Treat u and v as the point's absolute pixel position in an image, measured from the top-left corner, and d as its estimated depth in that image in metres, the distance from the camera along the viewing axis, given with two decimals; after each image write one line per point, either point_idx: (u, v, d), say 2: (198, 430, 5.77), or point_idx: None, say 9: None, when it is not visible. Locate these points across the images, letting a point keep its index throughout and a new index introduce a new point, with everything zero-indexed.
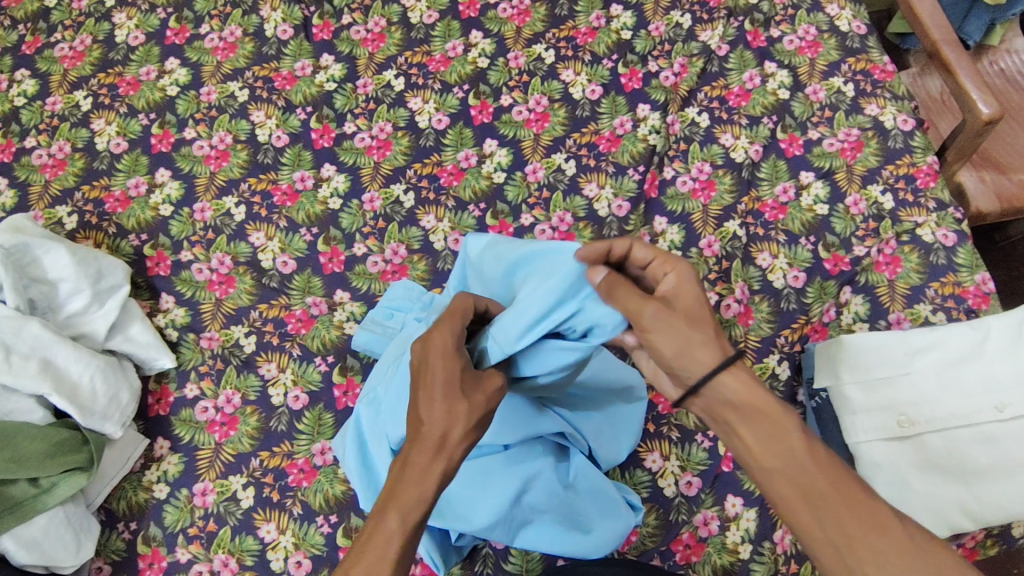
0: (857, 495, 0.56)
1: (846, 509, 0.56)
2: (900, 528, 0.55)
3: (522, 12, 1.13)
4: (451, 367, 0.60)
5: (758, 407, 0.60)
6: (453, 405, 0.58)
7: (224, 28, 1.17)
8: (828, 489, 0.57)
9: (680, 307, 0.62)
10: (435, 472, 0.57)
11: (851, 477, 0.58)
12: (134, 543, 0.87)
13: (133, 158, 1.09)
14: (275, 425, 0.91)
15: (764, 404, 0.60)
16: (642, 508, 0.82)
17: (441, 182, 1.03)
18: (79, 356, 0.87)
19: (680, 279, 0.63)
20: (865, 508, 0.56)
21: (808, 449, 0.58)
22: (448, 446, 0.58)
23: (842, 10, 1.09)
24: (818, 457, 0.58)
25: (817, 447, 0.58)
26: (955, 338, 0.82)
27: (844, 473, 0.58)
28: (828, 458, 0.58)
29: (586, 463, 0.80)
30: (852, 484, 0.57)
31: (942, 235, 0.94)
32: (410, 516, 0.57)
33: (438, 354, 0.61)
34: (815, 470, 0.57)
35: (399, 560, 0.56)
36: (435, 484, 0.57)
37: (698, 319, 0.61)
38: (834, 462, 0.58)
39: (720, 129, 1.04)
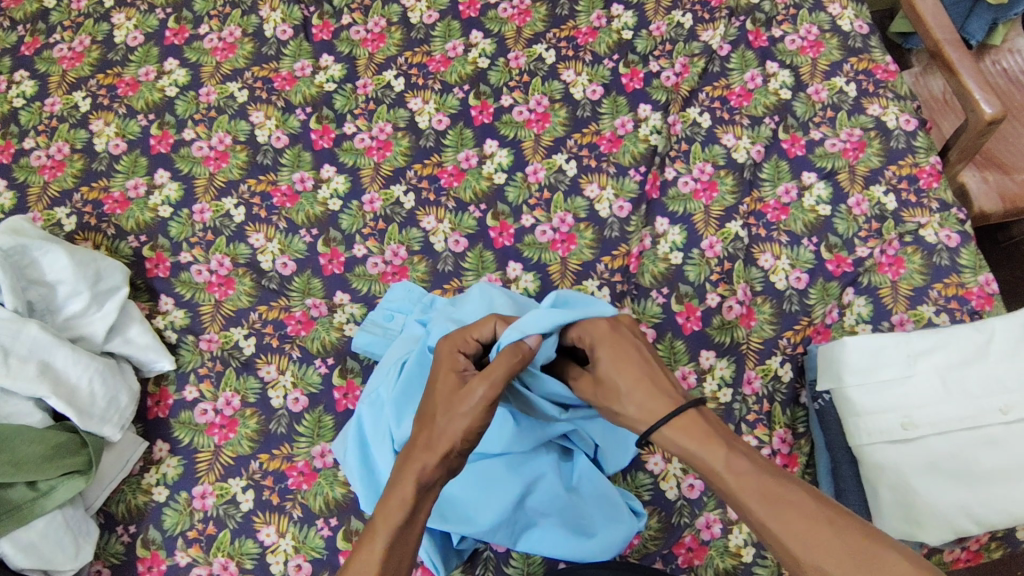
0: (793, 515, 0.53)
1: (784, 534, 0.53)
2: (837, 537, 0.51)
3: (523, 12, 1.13)
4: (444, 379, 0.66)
5: (686, 451, 0.60)
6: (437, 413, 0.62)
7: (224, 28, 1.16)
8: (764, 516, 0.54)
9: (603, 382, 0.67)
10: (413, 471, 0.59)
11: (781, 495, 0.54)
12: (133, 546, 0.87)
13: (132, 160, 1.08)
14: (275, 427, 0.90)
15: (690, 442, 0.60)
16: (645, 514, 0.81)
17: (442, 182, 1.03)
18: (78, 358, 0.87)
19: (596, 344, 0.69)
20: (803, 525, 0.52)
21: (737, 478, 0.56)
22: (431, 450, 0.60)
23: (845, 9, 1.09)
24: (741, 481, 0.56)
25: (744, 472, 0.56)
26: (959, 340, 0.82)
27: (773, 492, 0.55)
28: (760, 479, 0.56)
29: (588, 466, 0.80)
30: (786, 502, 0.54)
31: (945, 236, 0.93)
32: (392, 517, 0.57)
33: (437, 369, 0.68)
34: (749, 498, 0.55)
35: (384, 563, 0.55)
36: (412, 485, 0.58)
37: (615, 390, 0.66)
38: (766, 484, 0.55)
39: (722, 129, 1.03)
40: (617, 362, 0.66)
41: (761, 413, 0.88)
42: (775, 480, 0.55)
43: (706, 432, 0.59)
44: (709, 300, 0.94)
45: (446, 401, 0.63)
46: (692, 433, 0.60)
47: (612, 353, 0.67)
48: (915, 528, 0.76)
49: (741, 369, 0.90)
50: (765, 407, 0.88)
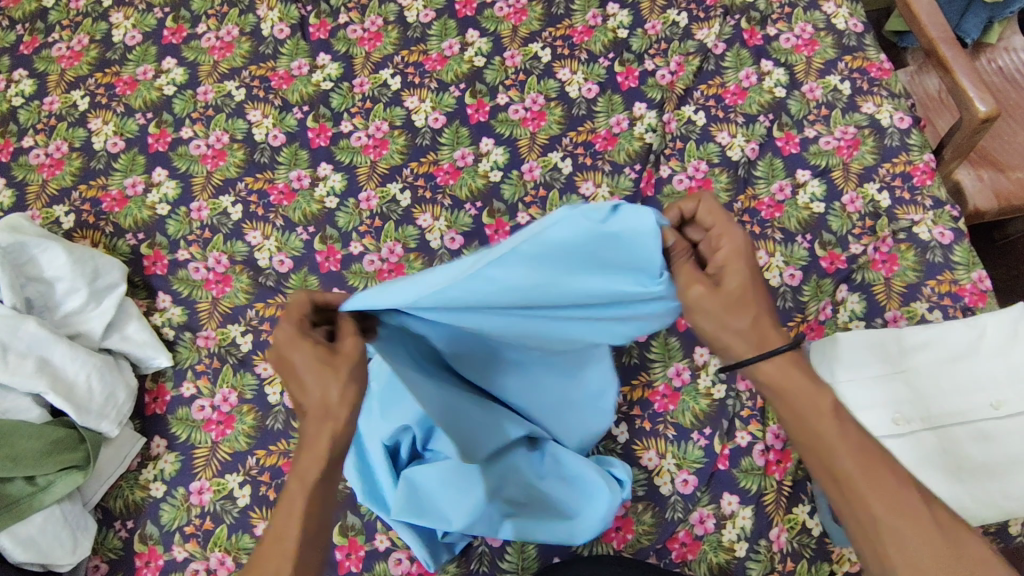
0: (889, 479, 0.53)
1: (874, 491, 0.53)
2: (927, 510, 0.52)
3: (519, 11, 1.13)
4: (299, 345, 0.56)
5: (791, 385, 0.57)
6: (320, 375, 0.54)
7: (221, 27, 1.17)
8: (855, 470, 0.54)
9: (730, 287, 0.57)
10: (323, 439, 0.53)
11: (882, 459, 0.54)
12: (131, 542, 0.88)
13: (130, 158, 1.09)
14: (272, 424, 0.91)
15: (799, 383, 0.57)
16: (628, 483, 0.81)
17: (438, 180, 1.03)
18: (76, 354, 0.87)
19: (733, 253, 0.57)
20: (895, 490, 0.53)
21: (840, 431, 0.55)
22: (332, 411, 0.54)
23: (839, 7, 1.09)
24: (846, 435, 0.55)
25: (850, 427, 0.56)
26: (951, 335, 0.82)
27: (875, 453, 0.54)
28: (860, 438, 0.55)
29: (555, 450, 0.79)
30: (885, 467, 0.54)
31: (939, 233, 0.94)
32: (307, 486, 0.54)
33: (277, 348, 0.57)
34: (847, 450, 0.54)
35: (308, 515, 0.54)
36: (328, 443, 0.53)
37: (745, 303, 0.57)
38: (868, 445, 0.55)
39: (717, 127, 1.04)
40: (754, 280, 0.57)
41: (754, 409, 0.87)
42: (876, 446, 0.55)
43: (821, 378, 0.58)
44: None
45: (321, 359, 0.55)
46: (804, 374, 0.58)
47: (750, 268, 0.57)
48: None
49: None
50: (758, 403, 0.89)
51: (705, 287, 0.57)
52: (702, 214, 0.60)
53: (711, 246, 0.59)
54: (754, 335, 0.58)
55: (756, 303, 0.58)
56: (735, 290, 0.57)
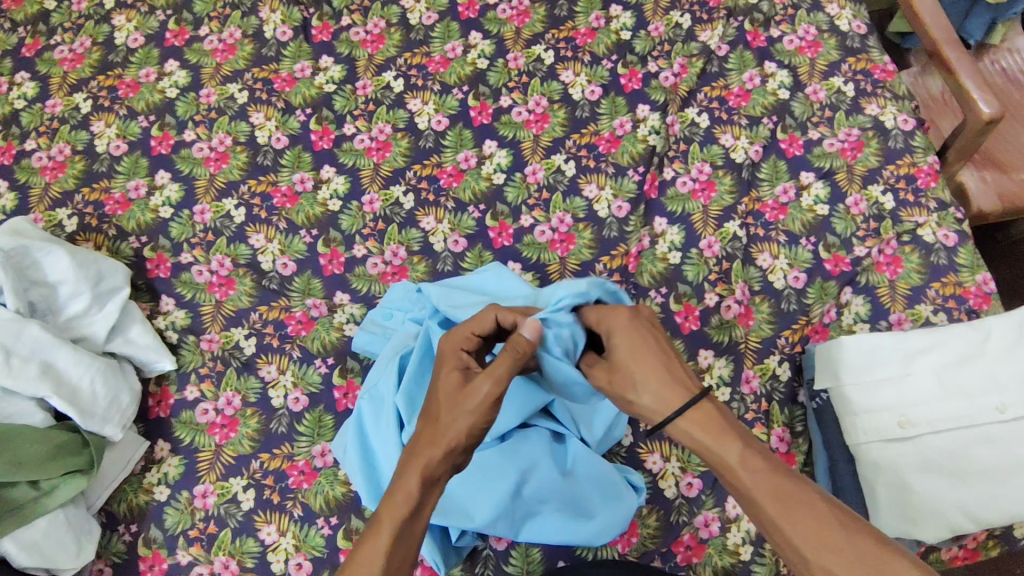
0: (807, 519, 0.52)
1: (797, 536, 0.52)
2: (850, 540, 0.51)
3: (522, 13, 1.13)
4: (447, 376, 0.64)
5: (701, 442, 0.58)
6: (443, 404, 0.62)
7: (224, 29, 1.17)
8: (777, 516, 0.53)
9: (616, 363, 0.64)
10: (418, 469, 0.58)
11: (798, 498, 0.53)
12: (135, 545, 0.87)
13: (133, 161, 1.09)
14: (276, 427, 0.91)
15: (703, 435, 0.58)
16: (645, 489, 0.82)
17: (441, 183, 1.03)
18: (79, 358, 0.87)
19: (616, 326, 0.66)
20: (815, 527, 0.52)
21: (750, 476, 0.55)
22: (436, 444, 0.59)
23: (843, 9, 1.09)
24: (757, 479, 0.55)
25: (759, 470, 0.55)
26: (956, 339, 0.82)
27: (790, 492, 0.54)
28: (773, 477, 0.55)
29: (580, 448, 0.80)
30: (799, 504, 0.53)
31: (943, 235, 0.94)
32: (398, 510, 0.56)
33: (440, 363, 0.67)
34: (763, 497, 0.54)
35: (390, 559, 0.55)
36: (416, 477, 0.57)
37: (639, 369, 0.62)
38: (780, 484, 0.54)
39: (720, 129, 1.04)
40: (636, 344, 0.63)
41: (759, 412, 0.88)
42: (793, 484, 0.54)
43: (722, 425, 0.57)
44: (707, 300, 0.94)
45: (450, 394, 0.62)
46: (708, 425, 0.58)
47: (627, 341, 0.64)
48: (910, 525, 0.77)
49: (739, 368, 0.90)
50: (763, 406, 0.89)
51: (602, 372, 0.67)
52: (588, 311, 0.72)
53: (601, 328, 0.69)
54: (650, 404, 0.61)
55: (637, 371, 0.62)
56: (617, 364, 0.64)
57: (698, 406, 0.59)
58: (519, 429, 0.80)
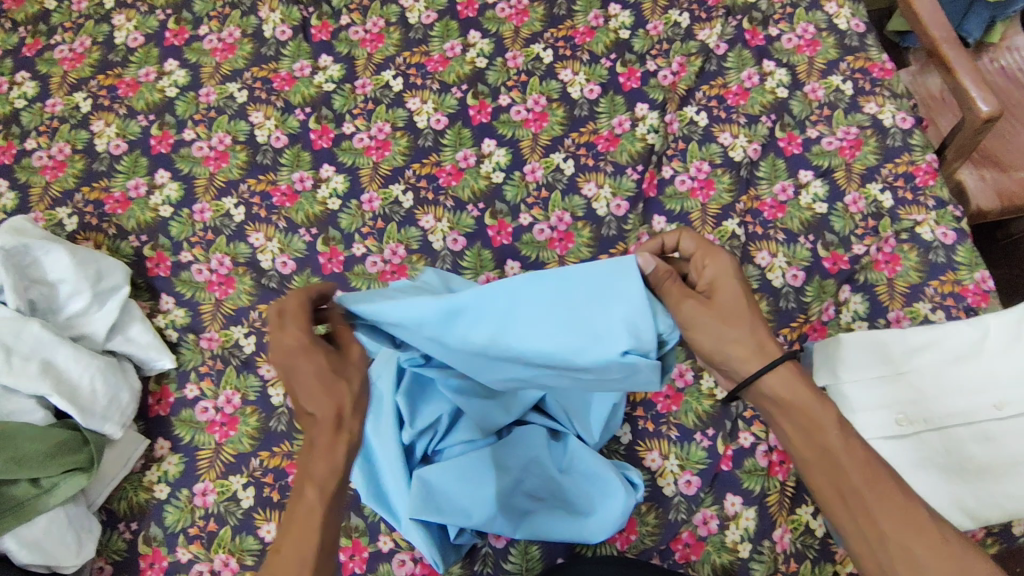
0: (892, 494, 0.56)
1: (879, 508, 0.56)
2: (933, 525, 0.55)
3: (520, 12, 1.13)
4: (316, 349, 0.59)
5: (796, 399, 0.60)
6: (327, 386, 0.57)
7: (223, 29, 1.17)
8: (862, 485, 0.57)
9: (719, 303, 0.61)
10: (341, 444, 0.56)
11: (887, 474, 0.57)
12: (135, 544, 0.88)
13: (132, 160, 1.09)
14: (275, 425, 0.91)
15: (803, 396, 0.60)
16: (642, 486, 0.82)
17: (440, 182, 1.03)
18: (79, 356, 0.88)
19: (722, 270, 0.62)
20: (897, 502, 0.56)
21: (846, 442, 0.58)
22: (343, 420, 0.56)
23: (841, 7, 1.09)
24: (851, 448, 0.58)
25: (855, 441, 0.58)
26: (954, 336, 0.82)
27: (880, 467, 0.57)
28: (865, 452, 0.58)
29: (577, 446, 0.81)
30: (886, 480, 0.57)
31: (941, 233, 0.94)
32: (326, 489, 0.55)
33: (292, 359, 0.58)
34: (851, 465, 0.57)
35: (325, 526, 0.54)
36: (343, 450, 0.56)
37: (737, 315, 0.60)
38: (872, 460, 0.58)
39: (718, 128, 1.04)
40: (745, 293, 0.61)
41: None
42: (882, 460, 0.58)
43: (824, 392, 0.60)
44: None
45: (329, 371, 0.58)
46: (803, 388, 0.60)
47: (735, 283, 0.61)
48: None
49: None
50: None
51: (697, 303, 0.61)
52: (685, 243, 0.64)
53: (696, 268, 0.63)
54: (752, 344, 0.60)
55: (748, 311, 0.61)
56: (729, 301, 0.61)
57: (791, 365, 0.60)
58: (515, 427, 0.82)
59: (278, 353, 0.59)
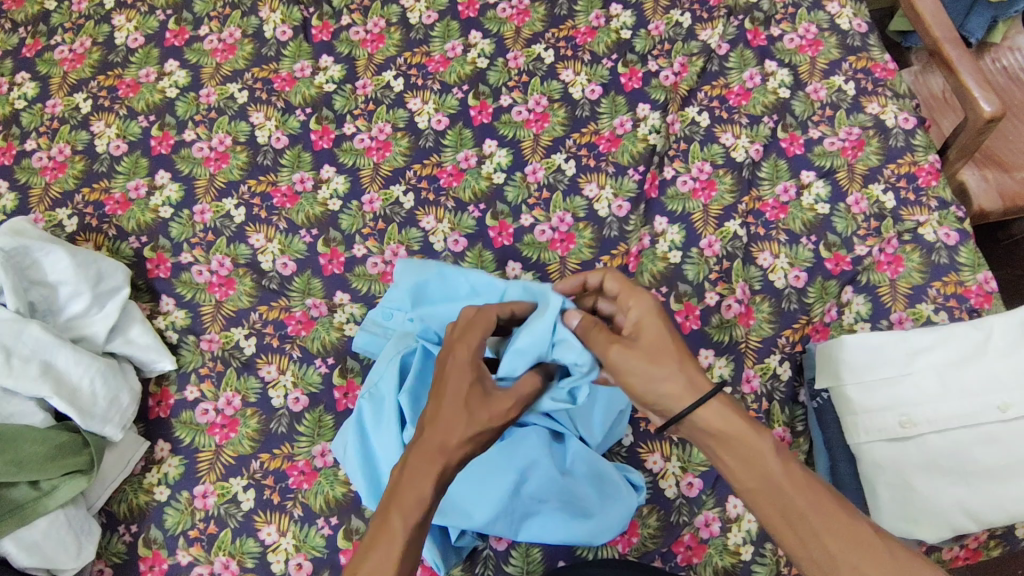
0: (837, 513, 0.57)
1: (826, 530, 0.57)
2: (883, 543, 0.56)
3: (522, 12, 1.13)
4: (463, 377, 0.63)
5: (732, 429, 0.61)
6: (455, 414, 0.61)
7: (223, 29, 1.17)
8: (806, 507, 0.58)
9: (644, 342, 0.63)
10: (434, 473, 0.58)
11: (828, 496, 0.58)
12: (135, 546, 0.87)
13: (132, 161, 1.09)
14: (276, 427, 0.91)
15: (735, 427, 0.61)
16: (645, 488, 0.82)
17: (441, 182, 1.03)
18: (79, 358, 0.87)
19: (643, 311, 0.65)
20: (841, 521, 0.57)
21: (785, 469, 0.59)
22: (449, 451, 0.59)
23: (844, 7, 1.09)
24: (792, 473, 0.59)
25: (794, 467, 0.59)
26: (957, 338, 0.82)
27: (822, 490, 0.58)
28: (804, 475, 0.59)
29: (579, 447, 0.80)
30: (828, 501, 0.58)
31: (944, 234, 0.93)
32: (410, 512, 0.58)
33: (448, 373, 0.64)
34: (792, 488, 0.58)
35: (403, 558, 0.56)
36: (432, 483, 0.58)
37: (661, 353, 0.62)
38: (813, 483, 0.59)
39: (720, 128, 1.03)
40: (665, 332, 0.63)
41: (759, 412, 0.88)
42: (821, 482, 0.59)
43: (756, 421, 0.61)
44: (708, 299, 0.94)
45: (468, 402, 0.61)
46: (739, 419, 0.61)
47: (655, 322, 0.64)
48: (909, 525, 0.77)
49: (740, 367, 0.90)
50: (763, 406, 0.88)
51: (621, 346, 0.64)
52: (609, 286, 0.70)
53: (623, 307, 0.68)
54: (680, 380, 0.61)
55: (670, 348, 0.63)
56: (649, 339, 0.63)
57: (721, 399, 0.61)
58: (517, 427, 0.80)
59: (445, 363, 0.65)
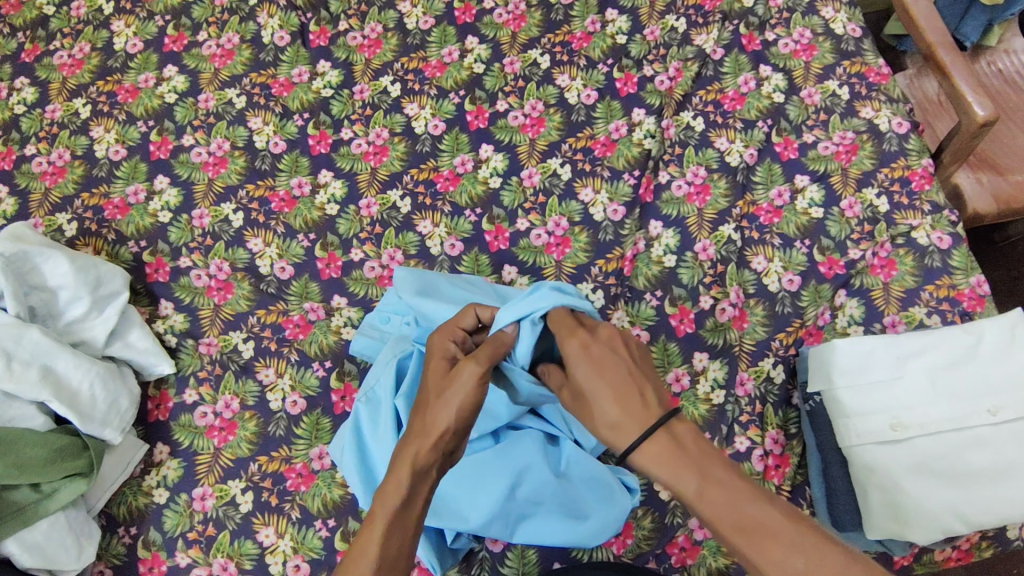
0: (772, 548, 0.48)
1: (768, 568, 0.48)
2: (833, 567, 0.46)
3: (518, 17, 1.14)
4: (432, 370, 0.65)
5: (656, 473, 0.53)
6: (428, 398, 0.62)
7: (222, 35, 1.17)
8: (744, 548, 0.49)
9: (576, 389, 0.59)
10: (406, 458, 0.58)
11: (757, 525, 0.49)
12: (135, 548, 0.88)
13: (132, 166, 1.10)
14: (274, 430, 0.92)
15: (658, 468, 0.53)
16: (639, 491, 0.83)
17: (438, 187, 1.04)
18: (79, 362, 0.88)
19: (574, 349, 0.61)
20: (778, 554, 0.47)
21: (709, 508, 0.50)
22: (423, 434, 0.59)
23: (838, 12, 1.09)
24: (719, 511, 0.50)
25: (716, 504, 0.50)
26: (949, 341, 0.83)
27: (747, 523, 0.49)
28: (730, 510, 0.50)
29: (575, 450, 0.81)
30: (758, 541, 0.48)
31: (937, 238, 0.94)
32: (390, 502, 0.57)
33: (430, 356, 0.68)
34: (724, 530, 0.50)
35: (383, 553, 0.54)
36: (405, 473, 0.57)
37: (591, 394, 0.58)
38: (738, 519, 0.49)
39: (715, 133, 1.04)
40: (597, 371, 0.58)
41: (753, 415, 0.89)
42: (750, 508, 0.50)
43: (674, 453, 0.52)
44: (702, 303, 0.95)
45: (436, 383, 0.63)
46: (664, 459, 0.52)
47: (589, 361, 0.59)
48: (902, 528, 0.77)
49: (733, 371, 0.91)
50: (757, 408, 0.89)
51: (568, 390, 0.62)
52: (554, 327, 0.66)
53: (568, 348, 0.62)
54: (614, 424, 0.55)
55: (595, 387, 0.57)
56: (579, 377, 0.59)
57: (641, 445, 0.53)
58: (512, 431, 0.81)
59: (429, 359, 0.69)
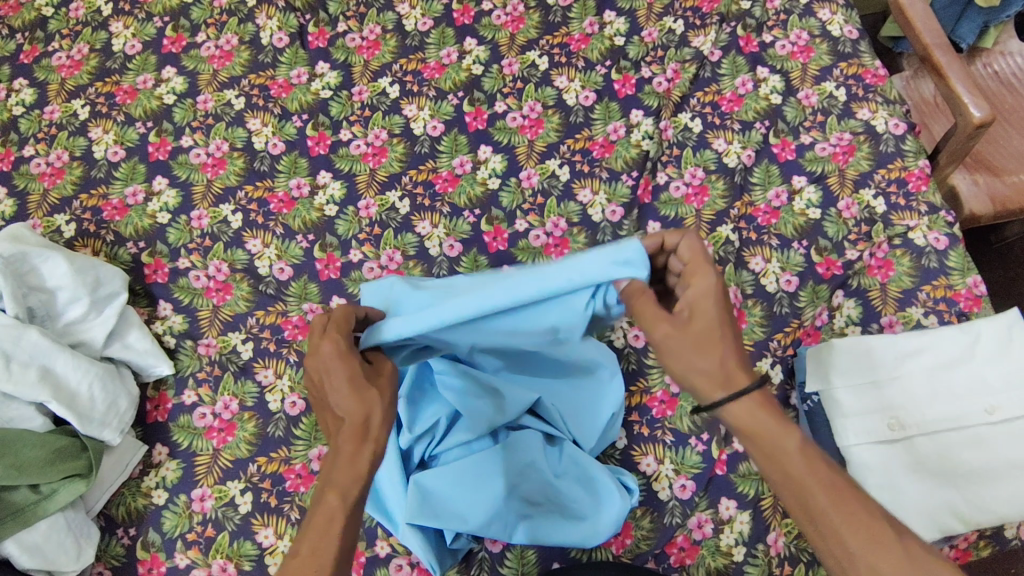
0: (859, 513, 0.54)
1: (846, 528, 0.54)
2: (902, 546, 0.53)
3: (516, 19, 1.14)
4: (347, 360, 0.62)
5: (758, 428, 0.58)
6: (358, 397, 0.60)
7: (221, 36, 1.18)
8: (828, 507, 0.55)
9: (694, 326, 0.60)
10: (367, 453, 0.58)
11: (850, 490, 0.55)
12: (133, 549, 0.88)
13: (130, 167, 1.10)
14: (272, 431, 0.92)
15: (765, 422, 0.58)
16: (638, 490, 0.83)
17: (437, 188, 1.04)
18: (78, 363, 0.88)
19: (706, 290, 0.62)
20: (866, 521, 0.54)
21: (809, 467, 0.56)
22: (370, 431, 0.59)
23: (835, 14, 1.10)
24: (816, 469, 0.56)
25: (819, 464, 0.56)
26: (946, 341, 0.83)
27: (844, 486, 0.55)
28: (829, 473, 0.56)
29: (574, 451, 0.82)
30: (858, 507, 0.54)
31: (934, 238, 0.95)
32: (350, 495, 0.57)
33: (322, 353, 0.63)
34: (815, 486, 0.55)
35: (347, 539, 0.56)
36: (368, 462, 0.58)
37: (708, 341, 0.59)
38: (837, 480, 0.56)
39: (713, 134, 1.04)
40: (723, 322, 0.61)
41: None
42: (846, 478, 0.56)
43: (787, 417, 0.58)
44: None
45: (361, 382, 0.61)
46: (768, 413, 0.58)
47: (718, 307, 0.61)
48: None
49: None
50: None
51: (671, 326, 0.61)
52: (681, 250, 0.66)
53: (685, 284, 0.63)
54: (720, 374, 0.59)
55: (721, 335, 0.60)
56: (703, 325, 0.60)
57: (757, 394, 0.59)
58: (511, 432, 0.82)
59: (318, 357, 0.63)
